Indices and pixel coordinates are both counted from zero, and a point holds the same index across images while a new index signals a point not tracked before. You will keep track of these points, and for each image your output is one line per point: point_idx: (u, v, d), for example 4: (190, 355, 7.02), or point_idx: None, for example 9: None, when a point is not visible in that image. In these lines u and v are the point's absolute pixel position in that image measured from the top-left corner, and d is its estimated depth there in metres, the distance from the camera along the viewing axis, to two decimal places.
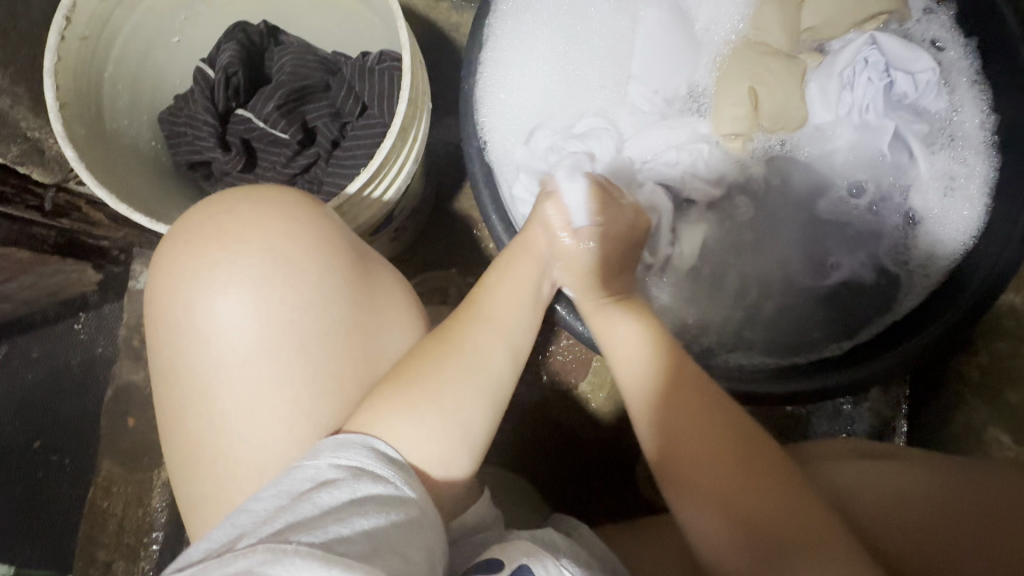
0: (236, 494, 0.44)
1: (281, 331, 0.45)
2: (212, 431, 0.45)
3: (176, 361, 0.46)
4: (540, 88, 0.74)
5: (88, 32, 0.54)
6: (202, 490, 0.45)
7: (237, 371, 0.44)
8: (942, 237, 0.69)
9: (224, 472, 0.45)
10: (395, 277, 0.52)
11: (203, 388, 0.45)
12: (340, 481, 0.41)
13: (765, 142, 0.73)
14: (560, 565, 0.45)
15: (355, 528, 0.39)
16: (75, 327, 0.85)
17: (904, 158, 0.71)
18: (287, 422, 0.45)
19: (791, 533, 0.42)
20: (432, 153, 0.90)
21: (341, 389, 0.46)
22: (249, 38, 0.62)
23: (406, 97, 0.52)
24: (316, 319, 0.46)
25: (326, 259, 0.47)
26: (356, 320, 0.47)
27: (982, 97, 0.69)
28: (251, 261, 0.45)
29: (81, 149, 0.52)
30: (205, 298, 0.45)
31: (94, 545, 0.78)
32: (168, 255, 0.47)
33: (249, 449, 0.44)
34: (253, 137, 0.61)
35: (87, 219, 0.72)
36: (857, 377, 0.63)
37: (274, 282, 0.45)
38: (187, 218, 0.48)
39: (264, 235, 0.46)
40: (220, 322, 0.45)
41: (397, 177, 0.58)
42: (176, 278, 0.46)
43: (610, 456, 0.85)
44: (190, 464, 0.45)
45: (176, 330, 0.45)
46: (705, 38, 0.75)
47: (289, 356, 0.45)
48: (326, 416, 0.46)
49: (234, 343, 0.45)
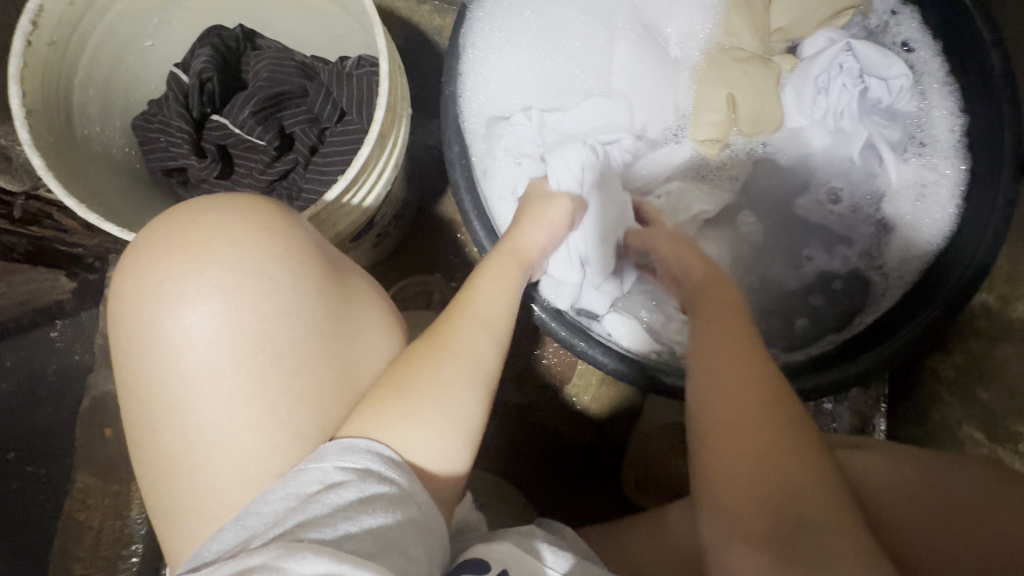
0: (215, 506, 0.43)
1: (251, 338, 0.44)
2: (185, 447, 0.43)
3: (144, 375, 0.44)
4: (521, 86, 0.74)
5: (55, 37, 0.52)
6: (183, 503, 0.43)
7: (208, 382, 0.43)
8: (915, 245, 0.70)
9: (205, 484, 0.43)
10: (369, 291, 0.51)
11: (173, 402, 0.43)
12: (347, 483, 0.41)
13: (744, 146, 0.74)
14: (543, 562, 0.47)
15: (361, 527, 0.40)
16: (51, 335, 0.80)
17: (875, 163, 0.72)
18: (262, 432, 0.43)
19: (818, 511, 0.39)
20: (415, 157, 0.89)
21: (317, 397, 0.45)
22: (225, 42, 0.61)
23: (384, 103, 0.52)
24: (290, 327, 0.45)
25: (300, 266, 0.46)
26: (330, 327, 0.46)
27: (952, 99, 0.70)
28: (218, 272, 0.44)
29: (49, 157, 0.50)
30: (171, 311, 0.43)
31: (68, 559, 0.75)
32: (133, 268, 0.45)
33: (227, 458, 0.43)
34: (229, 144, 0.60)
35: (58, 227, 0.69)
36: (844, 376, 0.63)
37: (238, 293, 0.44)
38: (155, 227, 0.47)
39: (233, 245, 0.45)
40: (191, 333, 0.43)
41: (377, 183, 0.57)
42: (141, 291, 0.44)
43: (594, 459, 0.85)
44: (164, 478, 0.44)
45: (145, 342, 0.44)
46: (681, 53, 0.74)
47: (262, 366, 0.44)
48: (304, 424, 0.44)
49: (205, 354, 0.43)
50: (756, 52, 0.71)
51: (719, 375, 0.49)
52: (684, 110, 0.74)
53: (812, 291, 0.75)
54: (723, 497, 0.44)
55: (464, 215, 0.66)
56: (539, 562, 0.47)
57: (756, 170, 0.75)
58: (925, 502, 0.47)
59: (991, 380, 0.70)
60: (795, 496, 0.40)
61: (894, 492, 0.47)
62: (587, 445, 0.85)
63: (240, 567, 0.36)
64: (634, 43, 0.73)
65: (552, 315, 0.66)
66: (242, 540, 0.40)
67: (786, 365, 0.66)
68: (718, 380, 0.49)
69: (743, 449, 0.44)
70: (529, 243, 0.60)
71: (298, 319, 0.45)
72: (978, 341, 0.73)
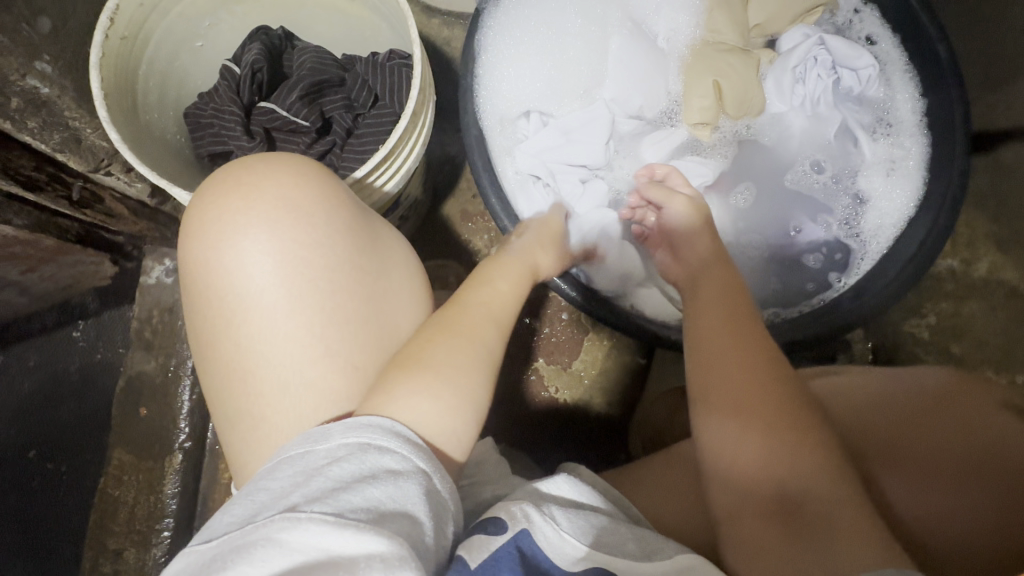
0: (267, 409, 0.49)
1: (296, 266, 0.50)
2: (241, 354, 0.50)
3: (206, 294, 0.51)
4: (530, 79, 0.82)
5: (126, 33, 0.60)
6: (239, 408, 0.50)
7: (257, 301, 0.49)
8: (889, 211, 0.78)
9: (256, 391, 0.49)
10: (393, 238, 0.58)
11: (230, 314, 0.50)
12: (348, 456, 0.43)
13: (732, 129, 0.82)
14: (561, 529, 0.47)
15: (366, 496, 0.40)
16: (75, 335, 0.92)
17: (850, 144, 0.82)
18: (304, 346, 0.49)
19: (808, 490, 0.45)
20: (428, 154, 0.98)
21: (350, 319, 0.51)
22: (271, 40, 0.69)
23: (417, 84, 0.59)
24: (325, 257, 0.51)
25: (333, 204, 0.52)
26: (358, 262, 0.53)
27: (912, 85, 0.79)
28: (265, 209, 0.50)
29: (121, 133, 0.57)
30: (229, 240, 0.50)
31: (106, 533, 0.80)
32: (198, 207, 0.52)
33: (272, 368, 0.49)
34: (274, 127, 0.66)
35: (108, 211, 0.74)
36: (819, 331, 0.72)
37: (282, 225, 0.50)
38: (216, 175, 0.53)
39: (276, 186, 0.51)
40: (244, 260, 0.50)
41: (408, 159, 0.64)
42: (203, 225, 0.51)
43: (603, 428, 0.92)
44: (224, 383, 0.50)
45: (207, 267, 0.50)
46: (669, 45, 0.84)
47: (305, 290, 0.50)
48: (337, 342, 0.50)
49: (255, 278, 0.49)
50: (737, 43, 0.81)
51: (717, 352, 0.55)
52: (675, 95, 0.82)
53: (799, 259, 0.82)
54: (732, 470, 0.48)
55: (482, 192, 0.73)
56: (558, 529, 0.47)
57: (744, 149, 0.84)
58: (923, 447, 0.50)
59: (962, 334, 0.78)
60: (803, 480, 0.45)
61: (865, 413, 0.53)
62: (592, 416, 0.92)
63: (244, 540, 0.38)
64: (627, 39, 0.81)
65: (570, 283, 0.73)
66: (251, 513, 0.41)
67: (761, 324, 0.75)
68: (716, 372, 0.53)
69: (750, 438, 0.48)
70: (544, 263, 0.69)
71: (330, 250, 0.51)
72: (948, 302, 0.80)
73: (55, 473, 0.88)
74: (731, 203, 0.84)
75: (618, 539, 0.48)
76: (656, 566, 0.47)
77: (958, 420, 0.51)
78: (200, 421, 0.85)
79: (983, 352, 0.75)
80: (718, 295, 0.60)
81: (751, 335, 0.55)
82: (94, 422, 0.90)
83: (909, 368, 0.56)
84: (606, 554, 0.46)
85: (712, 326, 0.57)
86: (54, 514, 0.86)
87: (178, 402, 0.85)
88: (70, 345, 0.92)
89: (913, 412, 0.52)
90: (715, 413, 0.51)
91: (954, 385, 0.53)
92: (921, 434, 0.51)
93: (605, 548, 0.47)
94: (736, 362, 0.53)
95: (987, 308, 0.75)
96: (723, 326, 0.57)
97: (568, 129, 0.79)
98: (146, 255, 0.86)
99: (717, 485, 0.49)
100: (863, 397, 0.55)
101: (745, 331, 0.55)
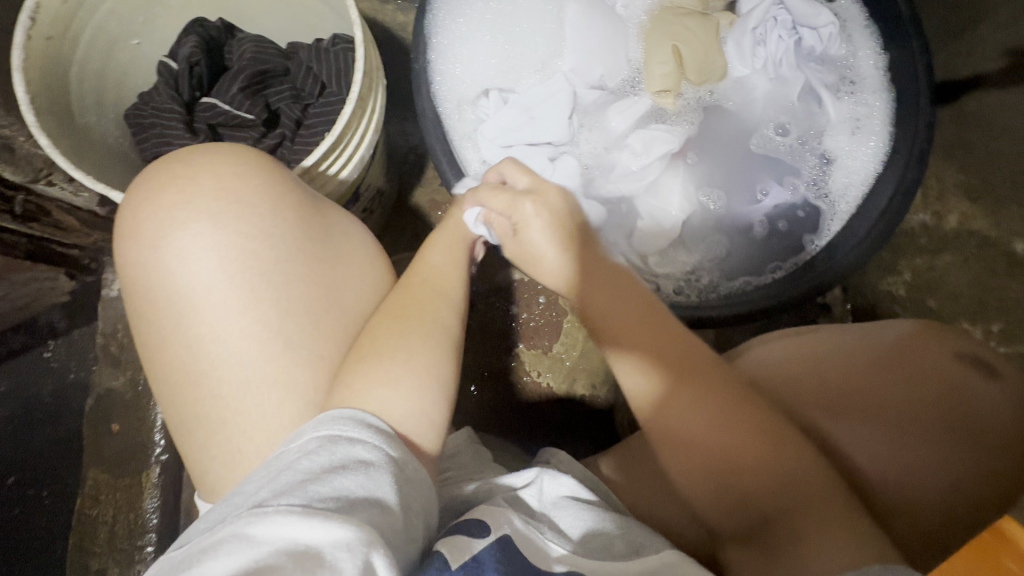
0: (224, 411, 0.47)
1: (243, 260, 0.48)
2: (194, 357, 0.47)
3: (150, 296, 0.48)
4: (487, 58, 0.80)
5: (52, 32, 0.57)
6: (194, 412, 0.48)
7: (205, 297, 0.47)
8: (856, 169, 0.77)
9: (210, 392, 0.47)
10: (352, 222, 0.56)
11: (177, 315, 0.48)
12: (318, 448, 0.42)
13: (695, 95, 0.81)
14: (545, 536, 0.45)
15: (334, 488, 0.39)
16: (45, 355, 0.89)
17: (815, 104, 0.81)
18: (257, 341, 0.48)
19: (780, 499, 0.42)
20: (393, 145, 0.95)
21: (305, 311, 0.49)
22: (208, 32, 0.66)
23: (361, 68, 0.57)
24: (273, 248, 0.49)
25: (278, 195, 0.50)
26: (311, 250, 0.51)
27: (873, 40, 0.77)
28: (206, 201, 0.49)
29: (52, 137, 0.55)
30: (169, 236, 0.48)
31: (88, 554, 0.78)
32: (133, 210, 0.49)
33: (226, 368, 0.47)
34: (219, 122, 0.64)
35: (56, 224, 0.71)
36: (796, 293, 0.70)
37: (226, 217, 0.48)
38: (152, 168, 0.51)
39: (216, 178, 0.49)
40: (186, 257, 0.48)
41: (359, 147, 0.62)
42: (141, 223, 0.49)
43: (589, 408, 0.91)
44: (177, 389, 0.48)
45: (148, 267, 0.48)
46: (627, 14, 0.82)
47: (253, 284, 0.48)
48: (294, 335, 0.49)
49: (200, 275, 0.48)
50: (696, 8, 0.80)
51: (649, 357, 0.49)
52: (636, 62, 0.81)
53: (774, 223, 0.80)
54: (699, 483, 0.46)
55: (442, 175, 0.70)
56: (541, 535, 0.45)
57: (710, 116, 0.82)
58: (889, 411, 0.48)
59: (936, 289, 0.78)
60: (779, 497, 0.42)
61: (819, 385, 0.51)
62: (576, 399, 0.91)
63: (214, 540, 0.36)
64: (582, 10, 0.79)
65: None
66: (223, 517, 0.39)
67: (738, 293, 0.73)
68: (653, 380, 0.49)
69: (711, 461, 0.45)
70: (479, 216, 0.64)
71: (279, 240, 0.50)
72: (922, 257, 0.80)
73: (36, 496, 0.86)
74: (693, 171, 0.82)
75: (605, 540, 0.47)
76: (643, 562, 0.45)
77: (913, 383, 0.49)
78: (175, 433, 0.83)
79: (958, 304, 0.74)
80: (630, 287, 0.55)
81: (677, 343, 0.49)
82: (71, 441, 0.88)
83: (867, 330, 0.54)
84: (593, 560, 0.44)
85: (637, 341, 0.51)
86: (36, 539, 0.84)
87: (151, 417, 0.82)
88: (39, 366, 0.89)
89: (864, 375, 0.50)
90: (667, 426, 0.47)
91: (908, 341, 0.52)
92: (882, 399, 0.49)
93: (591, 551, 0.45)
94: (667, 364, 0.48)
95: (960, 261, 0.75)
96: (640, 333, 0.51)
97: (527, 106, 0.77)
98: (106, 267, 0.83)
99: (693, 498, 0.46)
100: (814, 362, 0.53)
101: (670, 339, 0.50)
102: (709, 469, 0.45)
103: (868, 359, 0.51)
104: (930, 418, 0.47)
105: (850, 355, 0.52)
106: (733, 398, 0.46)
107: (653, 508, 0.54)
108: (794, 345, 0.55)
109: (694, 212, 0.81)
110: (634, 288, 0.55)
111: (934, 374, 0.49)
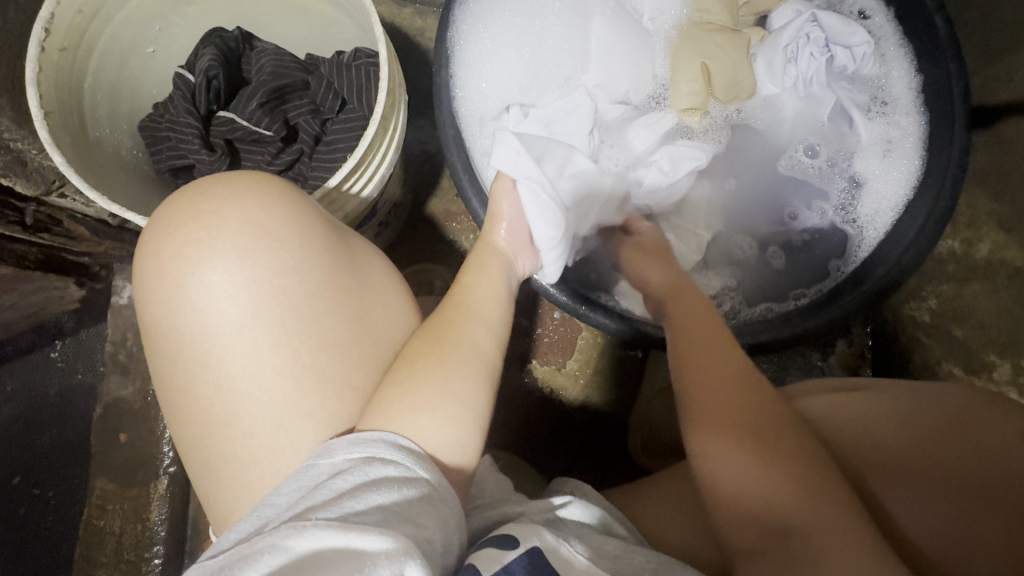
0: (256, 450, 0.46)
1: (270, 295, 0.47)
2: (222, 397, 0.46)
3: (175, 334, 0.47)
4: (510, 72, 0.78)
5: (67, 43, 0.55)
6: (224, 453, 0.47)
7: (229, 336, 0.46)
8: (886, 194, 0.75)
9: (241, 432, 0.46)
10: (373, 251, 0.55)
11: (204, 357, 0.46)
12: (352, 468, 0.42)
13: (722, 113, 0.79)
14: (573, 546, 0.45)
15: (368, 503, 0.40)
16: (52, 356, 0.87)
17: (845, 125, 0.78)
18: (289, 379, 0.46)
19: (810, 533, 0.41)
20: (407, 153, 0.93)
21: (338, 345, 0.48)
22: (226, 43, 0.64)
23: (385, 87, 0.55)
24: (301, 283, 0.48)
25: (303, 226, 0.49)
26: (340, 282, 0.50)
27: (907, 60, 0.75)
28: (232, 237, 0.47)
29: (66, 153, 0.53)
30: (194, 275, 0.46)
31: (94, 564, 0.78)
32: (153, 252, 0.48)
33: (258, 407, 0.46)
34: (236, 137, 0.63)
35: (66, 232, 0.71)
36: (817, 324, 0.69)
37: (252, 254, 0.47)
38: (174, 197, 0.50)
39: (241, 213, 0.48)
40: (211, 295, 0.46)
41: (380, 166, 0.60)
42: (164, 260, 0.47)
43: (603, 427, 0.90)
44: (206, 430, 0.47)
45: (171, 306, 0.47)
46: (653, 27, 0.80)
47: (281, 320, 0.47)
48: (327, 368, 0.47)
49: (227, 314, 0.46)
50: (726, 23, 0.77)
51: (710, 382, 0.52)
52: (661, 78, 0.79)
53: (806, 243, 0.79)
54: (733, 514, 0.45)
55: (462, 194, 0.70)
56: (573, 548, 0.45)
57: (736, 135, 0.81)
58: (932, 476, 0.46)
59: (964, 318, 0.76)
60: (811, 533, 0.41)
61: (868, 446, 0.49)
62: (589, 417, 0.90)
63: (252, 548, 0.37)
64: (608, 24, 0.77)
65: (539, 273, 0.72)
66: (258, 526, 0.40)
67: (763, 319, 0.72)
68: (705, 407, 0.51)
69: (749, 491, 0.45)
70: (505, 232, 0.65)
71: (308, 274, 0.48)
72: (950, 284, 0.78)
73: (43, 497, 0.85)
74: (717, 192, 0.81)
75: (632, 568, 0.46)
76: None
77: (966, 453, 0.47)
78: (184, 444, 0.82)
79: (987, 335, 0.73)
80: (704, 323, 0.59)
81: (743, 374, 0.52)
82: (78, 445, 0.86)
83: (921, 394, 0.52)
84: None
85: (704, 368, 0.54)
86: (42, 545, 0.83)
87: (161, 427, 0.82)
88: (46, 366, 0.87)
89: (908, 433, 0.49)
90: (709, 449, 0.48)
91: (963, 409, 0.49)
92: (927, 464, 0.47)
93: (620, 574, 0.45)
94: (726, 391, 0.51)
95: (989, 291, 0.73)
96: (707, 348, 0.55)
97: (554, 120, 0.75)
98: (117, 275, 0.84)
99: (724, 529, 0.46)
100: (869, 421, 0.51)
101: (738, 369, 0.53)
102: (742, 492, 0.45)
103: (920, 427, 0.49)
104: (978, 489, 0.45)
105: (901, 419, 0.50)
106: (783, 432, 0.47)
107: (677, 544, 0.54)
108: (841, 397, 0.55)
109: (716, 234, 0.80)
110: (709, 323, 0.59)
111: (987, 446, 0.46)
